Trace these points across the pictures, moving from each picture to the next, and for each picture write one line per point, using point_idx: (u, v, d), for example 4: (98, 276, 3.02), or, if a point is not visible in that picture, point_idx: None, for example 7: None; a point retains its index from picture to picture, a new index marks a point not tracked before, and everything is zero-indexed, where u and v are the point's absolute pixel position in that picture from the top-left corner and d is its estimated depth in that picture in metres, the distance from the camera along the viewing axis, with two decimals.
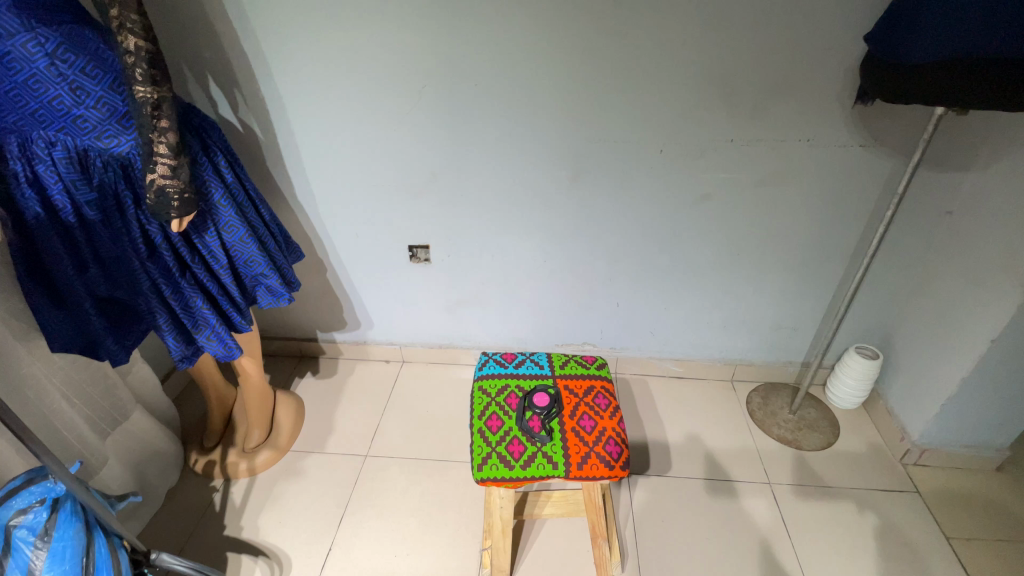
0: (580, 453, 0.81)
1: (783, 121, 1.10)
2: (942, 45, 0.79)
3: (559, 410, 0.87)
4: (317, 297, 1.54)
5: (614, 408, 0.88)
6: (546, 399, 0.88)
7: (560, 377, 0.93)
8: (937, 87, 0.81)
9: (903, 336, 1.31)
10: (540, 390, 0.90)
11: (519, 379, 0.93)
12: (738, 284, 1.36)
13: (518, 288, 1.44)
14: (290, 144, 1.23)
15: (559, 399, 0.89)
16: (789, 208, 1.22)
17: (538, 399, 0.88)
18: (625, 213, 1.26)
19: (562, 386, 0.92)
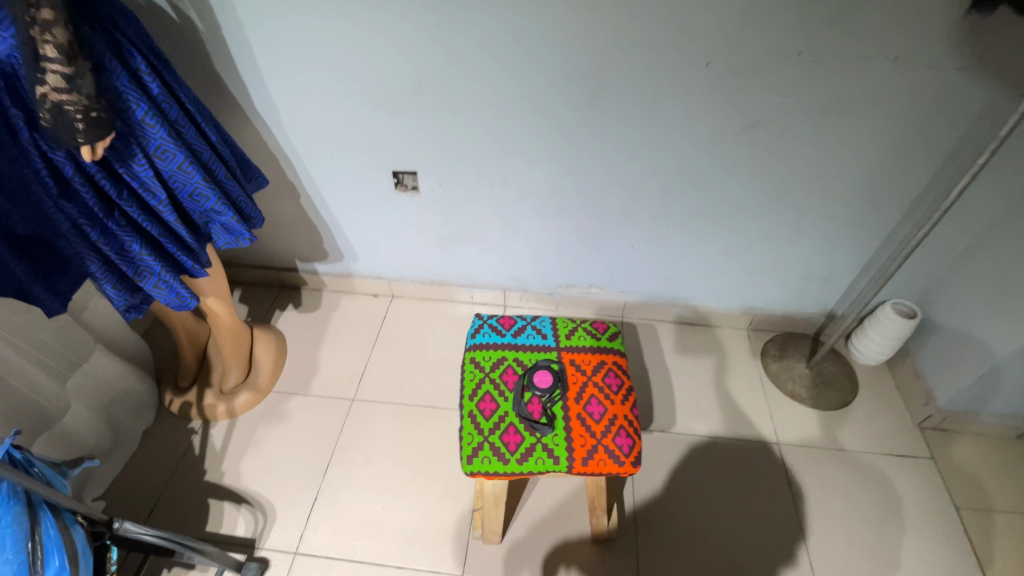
0: (585, 445, 0.71)
1: (869, 31, 0.85)
2: None
3: (566, 394, 0.75)
4: (293, 225, 1.36)
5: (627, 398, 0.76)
6: (549, 379, 0.75)
7: (567, 350, 0.80)
8: None
9: (948, 294, 1.17)
10: (542, 365, 0.77)
11: (517, 351, 0.80)
12: (772, 230, 1.19)
13: (520, 224, 1.26)
14: (240, 41, 0.99)
15: (565, 378, 0.76)
16: (852, 143, 1.01)
17: (539, 380, 0.75)
18: (653, 143, 1.05)
19: (571, 362, 0.79)
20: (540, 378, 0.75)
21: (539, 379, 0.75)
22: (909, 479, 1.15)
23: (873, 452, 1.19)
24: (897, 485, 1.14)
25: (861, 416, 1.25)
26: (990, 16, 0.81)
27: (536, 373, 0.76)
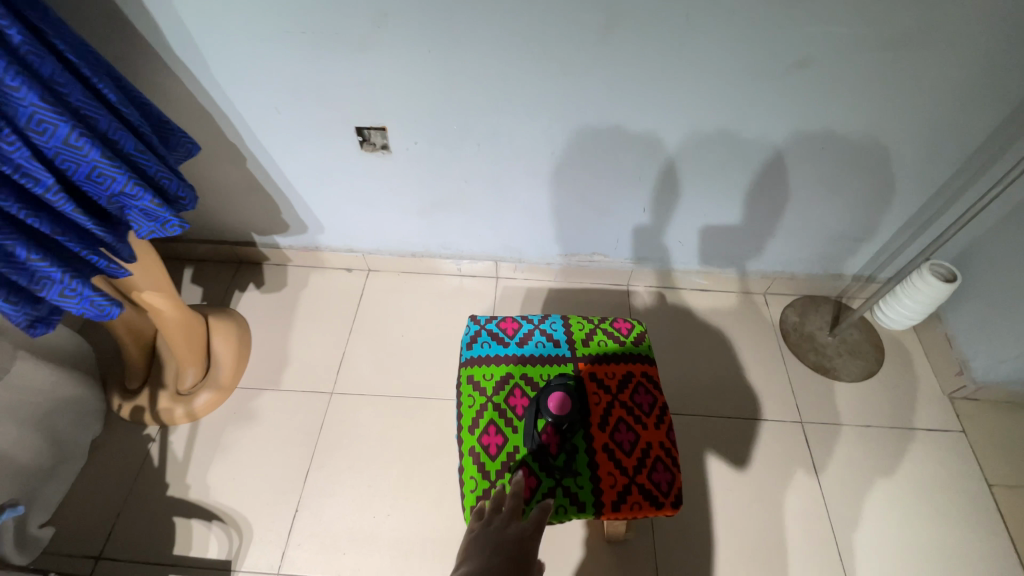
0: (619, 486, 0.58)
1: None
2: None
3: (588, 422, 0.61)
4: (244, 194, 1.15)
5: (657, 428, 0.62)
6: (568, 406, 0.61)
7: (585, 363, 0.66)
8: None
9: (995, 255, 1.05)
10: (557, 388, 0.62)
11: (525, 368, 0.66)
12: (805, 188, 1.03)
13: (514, 187, 1.07)
14: None
15: (585, 399, 0.63)
16: (915, 83, 0.83)
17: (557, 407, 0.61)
18: (677, 88, 0.86)
19: (593, 380, 0.64)
20: (556, 404, 0.61)
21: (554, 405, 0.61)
22: (938, 455, 1.08)
23: (900, 428, 1.11)
24: (927, 463, 1.07)
25: (887, 388, 1.16)
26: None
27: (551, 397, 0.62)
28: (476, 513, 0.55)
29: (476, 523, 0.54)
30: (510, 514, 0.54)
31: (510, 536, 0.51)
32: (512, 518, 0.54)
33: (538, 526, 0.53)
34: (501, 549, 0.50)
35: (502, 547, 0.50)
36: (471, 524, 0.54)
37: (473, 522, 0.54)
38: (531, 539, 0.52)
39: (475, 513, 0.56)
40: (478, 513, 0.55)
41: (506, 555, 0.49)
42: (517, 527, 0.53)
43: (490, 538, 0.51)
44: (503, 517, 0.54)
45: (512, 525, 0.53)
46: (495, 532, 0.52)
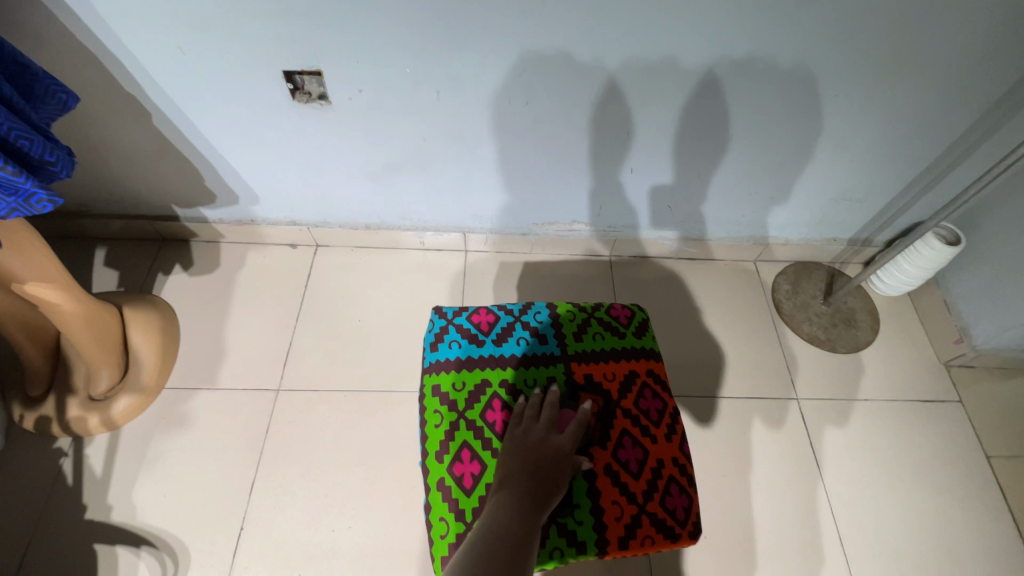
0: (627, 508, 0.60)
1: None
2: None
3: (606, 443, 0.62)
4: (155, 159, 0.95)
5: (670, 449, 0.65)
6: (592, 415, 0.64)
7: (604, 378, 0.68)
8: None
9: (1003, 215, 0.97)
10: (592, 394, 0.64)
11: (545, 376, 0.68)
12: (812, 144, 0.92)
13: (481, 146, 0.92)
14: None
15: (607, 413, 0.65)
16: (947, 19, 0.72)
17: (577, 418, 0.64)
18: (678, 24, 0.71)
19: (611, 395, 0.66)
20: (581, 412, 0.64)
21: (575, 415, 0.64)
22: (935, 428, 1.03)
23: (900, 401, 1.05)
24: (928, 437, 1.02)
25: (883, 359, 1.10)
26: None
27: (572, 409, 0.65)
28: (512, 428, 0.61)
29: (513, 437, 0.60)
30: (545, 429, 0.60)
31: (546, 452, 0.57)
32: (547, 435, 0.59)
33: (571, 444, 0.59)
34: (540, 463, 0.56)
35: (540, 462, 0.56)
36: (508, 440, 0.60)
37: (511, 437, 0.60)
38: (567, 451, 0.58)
39: (511, 428, 0.61)
40: (514, 429, 0.61)
41: (544, 468, 0.56)
42: (555, 441, 0.58)
43: (528, 453, 0.57)
44: (539, 434, 0.59)
45: (549, 440, 0.59)
46: (533, 449, 0.58)
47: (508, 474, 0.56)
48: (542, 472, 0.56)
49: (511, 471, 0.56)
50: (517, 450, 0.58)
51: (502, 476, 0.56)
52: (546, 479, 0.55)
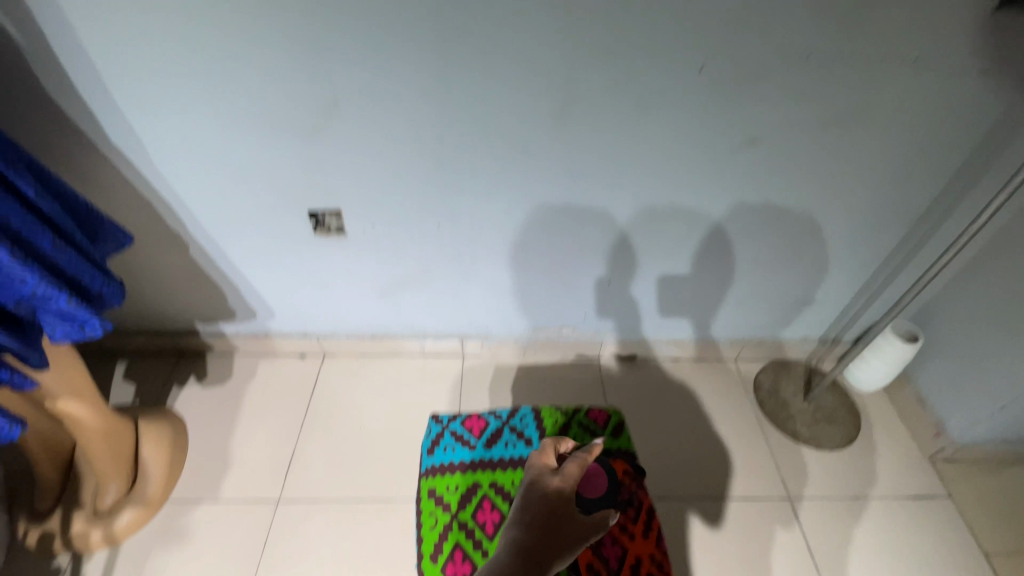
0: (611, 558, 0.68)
1: (884, 30, 0.72)
2: None
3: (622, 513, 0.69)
4: (185, 282, 1.07)
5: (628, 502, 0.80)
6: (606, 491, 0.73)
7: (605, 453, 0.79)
8: None
9: (950, 314, 1.07)
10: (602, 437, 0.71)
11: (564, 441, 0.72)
12: (767, 257, 1.05)
13: (476, 265, 1.04)
14: (72, 47, 0.72)
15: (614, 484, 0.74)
16: (856, 159, 0.88)
17: (589, 490, 0.72)
18: (635, 167, 0.87)
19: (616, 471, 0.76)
20: (596, 485, 0.73)
21: (584, 485, 0.73)
22: (930, 526, 1.03)
23: (892, 497, 1.07)
24: (925, 535, 1.02)
25: (868, 454, 1.13)
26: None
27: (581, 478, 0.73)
28: (561, 474, 0.61)
29: (566, 485, 0.59)
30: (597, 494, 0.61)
31: (598, 516, 0.58)
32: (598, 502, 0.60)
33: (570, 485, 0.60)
34: (587, 528, 0.56)
35: (587, 527, 0.56)
36: (557, 483, 0.59)
37: (562, 483, 0.59)
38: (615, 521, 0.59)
39: (560, 471, 0.61)
40: (566, 478, 0.60)
41: (592, 532, 0.56)
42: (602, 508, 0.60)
43: (579, 512, 0.57)
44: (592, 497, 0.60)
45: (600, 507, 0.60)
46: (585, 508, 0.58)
47: (556, 522, 0.55)
48: (585, 537, 0.56)
49: (561, 521, 0.55)
50: (567, 503, 0.58)
51: (545, 522, 0.55)
52: (587, 545, 0.55)
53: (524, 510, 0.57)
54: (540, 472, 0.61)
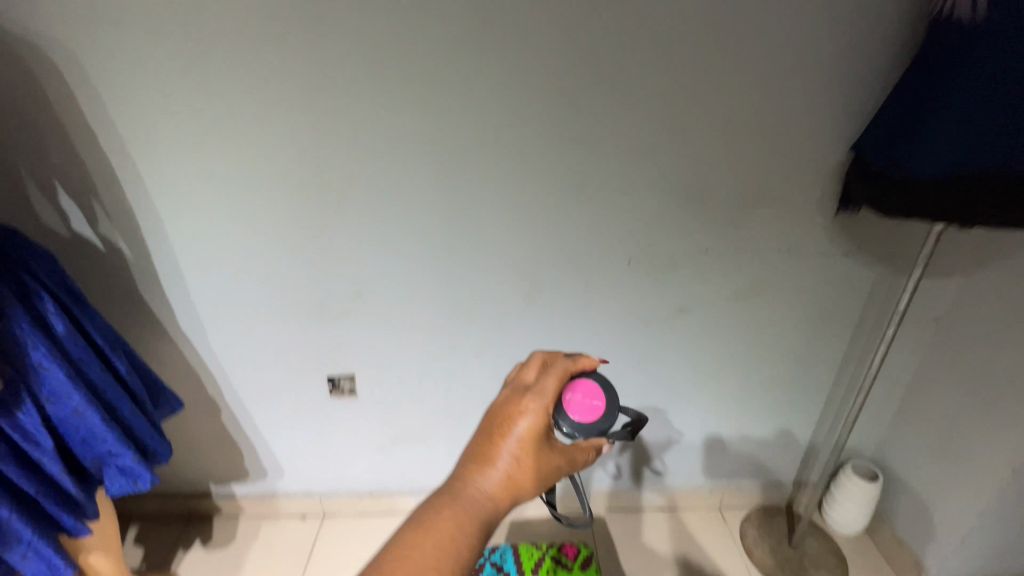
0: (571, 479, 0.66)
1: (760, 232, 0.99)
2: (953, 156, 0.71)
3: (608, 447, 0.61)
4: (210, 444, 1.21)
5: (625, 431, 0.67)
6: (599, 421, 0.59)
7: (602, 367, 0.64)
8: (963, 203, 0.73)
9: (899, 451, 1.18)
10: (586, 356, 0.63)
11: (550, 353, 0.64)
12: (722, 405, 1.20)
13: (469, 420, 1.19)
14: (166, 264, 0.98)
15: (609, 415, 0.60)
16: (772, 321, 1.09)
17: (579, 416, 0.59)
18: (594, 333, 1.08)
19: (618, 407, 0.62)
20: (585, 409, 0.60)
21: (570, 409, 0.59)
22: None
23: None
24: None
25: None
26: (860, 214, 0.97)
27: (565, 400, 0.60)
28: (510, 422, 0.55)
29: (511, 439, 0.54)
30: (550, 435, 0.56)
31: (545, 467, 0.54)
32: (548, 444, 0.55)
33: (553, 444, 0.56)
34: (528, 485, 0.54)
35: (529, 483, 0.54)
36: (500, 435, 0.54)
37: (506, 434, 0.54)
38: (565, 470, 0.56)
39: (509, 418, 0.55)
40: (516, 427, 0.54)
41: (533, 485, 0.54)
42: (552, 452, 0.55)
43: (523, 466, 0.53)
44: (541, 442, 0.55)
45: (552, 453, 0.55)
46: (530, 462, 0.54)
47: (491, 473, 0.53)
48: (523, 493, 0.54)
49: (497, 474, 0.53)
50: (510, 456, 0.54)
51: (480, 473, 0.53)
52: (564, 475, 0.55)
53: (462, 462, 0.55)
54: (488, 417, 0.57)
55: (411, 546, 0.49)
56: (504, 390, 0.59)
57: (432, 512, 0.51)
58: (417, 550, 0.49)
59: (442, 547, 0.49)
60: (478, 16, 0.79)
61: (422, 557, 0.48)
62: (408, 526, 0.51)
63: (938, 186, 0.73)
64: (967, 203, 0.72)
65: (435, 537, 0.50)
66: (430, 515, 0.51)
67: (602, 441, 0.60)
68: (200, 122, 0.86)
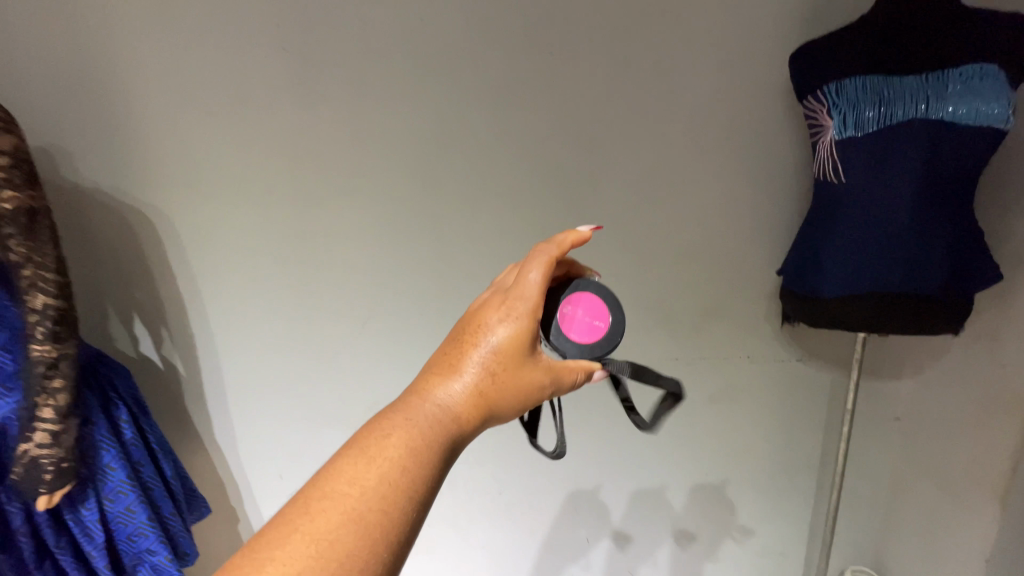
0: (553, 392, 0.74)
1: (721, 342, 1.15)
2: (858, 281, 0.87)
3: (596, 372, 0.65)
4: (218, 558, 1.25)
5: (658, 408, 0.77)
6: (598, 339, 0.67)
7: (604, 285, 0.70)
8: (874, 317, 0.88)
9: (892, 551, 1.26)
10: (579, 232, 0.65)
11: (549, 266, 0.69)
12: (714, 507, 1.31)
13: (473, 530, 1.26)
14: (215, 381, 1.12)
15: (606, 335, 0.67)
16: (746, 423, 1.23)
17: (577, 335, 0.67)
18: (586, 438, 1.21)
19: (619, 334, 0.67)
20: (584, 329, 0.67)
21: (569, 328, 0.67)
22: None
23: None
24: None
25: None
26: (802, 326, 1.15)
27: (563, 313, 0.67)
28: (486, 331, 0.59)
29: (484, 349, 0.58)
30: (528, 348, 0.59)
31: (520, 380, 0.58)
32: (526, 358, 0.59)
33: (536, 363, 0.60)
34: (502, 397, 0.58)
35: (501, 395, 0.58)
36: (473, 343, 0.59)
37: (481, 343, 0.58)
38: (545, 388, 0.60)
39: (485, 326, 0.59)
40: (492, 335, 0.58)
41: (506, 397, 0.58)
42: (530, 367, 0.59)
43: (496, 378, 0.57)
44: (517, 353, 0.58)
45: (533, 369, 0.59)
46: (504, 376, 0.58)
47: (465, 381, 0.57)
48: (498, 406, 0.58)
49: (470, 381, 0.57)
50: (483, 366, 0.58)
51: (453, 380, 0.57)
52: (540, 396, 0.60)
53: (437, 367, 0.59)
54: (464, 326, 0.61)
55: (381, 436, 0.52)
56: (487, 300, 0.64)
57: (404, 410, 0.55)
58: (381, 446, 0.51)
59: (411, 441, 0.52)
60: (486, 183, 1.02)
61: (390, 448, 0.51)
62: (379, 418, 0.55)
63: (850, 305, 0.89)
64: (885, 317, 0.87)
65: (405, 431, 0.52)
66: (402, 412, 0.55)
67: (590, 364, 0.64)
68: (258, 260, 1.04)
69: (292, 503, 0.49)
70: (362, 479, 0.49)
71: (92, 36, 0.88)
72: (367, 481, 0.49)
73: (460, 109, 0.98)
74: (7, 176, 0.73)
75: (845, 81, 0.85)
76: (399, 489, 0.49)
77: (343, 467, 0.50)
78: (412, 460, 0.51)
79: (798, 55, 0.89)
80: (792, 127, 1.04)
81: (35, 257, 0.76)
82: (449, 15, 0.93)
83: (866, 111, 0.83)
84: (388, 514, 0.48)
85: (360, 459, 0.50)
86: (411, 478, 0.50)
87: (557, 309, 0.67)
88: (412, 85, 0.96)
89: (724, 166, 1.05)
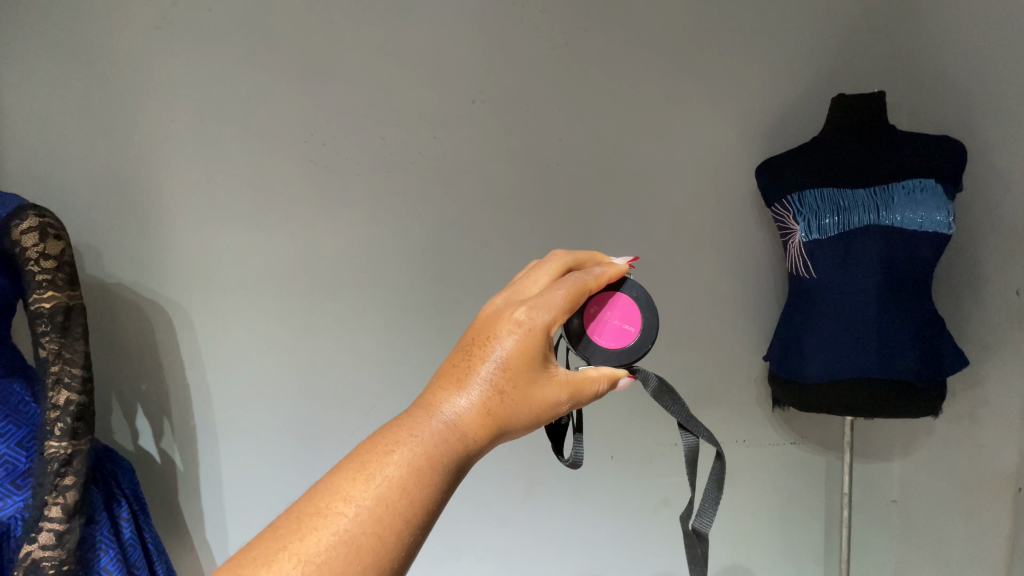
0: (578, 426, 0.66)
1: (717, 426, 1.19)
2: (837, 364, 0.94)
3: (623, 380, 0.59)
4: None
5: (709, 482, 0.65)
6: (628, 344, 0.63)
7: (636, 285, 0.67)
8: (852, 397, 0.94)
9: None
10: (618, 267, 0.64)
11: (574, 257, 0.63)
12: None
13: None
14: (210, 471, 1.07)
15: (634, 343, 0.63)
16: (749, 509, 1.23)
17: (606, 340, 0.63)
18: (588, 526, 1.20)
19: (651, 340, 0.64)
20: (610, 331, 0.64)
21: (595, 331, 0.63)
22: None
23: None
24: None
25: None
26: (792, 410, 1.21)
27: (592, 313, 0.64)
28: (496, 338, 0.52)
29: (493, 360, 0.51)
30: (542, 360, 0.53)
31: (533, 398, 0.52)
32: (539, 374, 0.53)
33: (555, 378, 0.53)
34: (513, 415, 0.51)
35: (513, 414, 0.51)
36: (483, 353, 0.52)
37: (491, 353, 0.51)
38: (561, 406, 0.53)
39: (496, 332, 0.52)
40: (502, 344, 0.51)
41: (518, 416, 0.51)
42: (545, 383, 0.53)
43: (506, 394, 0.51)
44: (530, 367, 0.52)
45: (547, 386, 0.53)
46: (515, 393, 0.51)
47: (472, 397, 0.50)
48: (507, 426, 0.51)
49: (477, 397, 0.50)
50: (492, 381, 0.51)
51: (459, 395, 0.50)
52: (557, 413, 0.54)
53: (444, 378, 0.52)
54: (474, 331, 0.54)
55: (377, 456, 0.46)
56: (502, 300, 0.56)
57: (404, 426, 0.48)
58: (380, 463, 0.45)
59: (409, 464, 0.45)
60: (493, 277, 1.10)
61: (386, 470, 0.45)
62: (377, 434, 0.48)
63: (833, 387, 0.95)
64: (865, 399, 0.93)
65: (404, 452, 0.46)
66: (401, 429, 0.48)
67: (615, 373, 0.58)
68: (272, 346, 1.06)
69: (279, 522, 0.43)
70: (353, 505, 0.42)
71: (137, 152, 0.98)
72: (359, 507, 0.42)
73: (468, 213, 1.08)
74: (52, 279, 0.79)
75: (805, 192, 0.97)
76: (394, 514, 0.43)
77: (333, 488, 0.44)
78: (409, 487, 0.44)
79: (764, 167, 1.01)
80: (762, 229, 1.18)
81: (66, 354, 0.79)
82: (458, 135, 1.06)
83: (826, 217, 0.95)
84: (379, 548, 0.41)
85: (353, 480, 0.44)
86: (406, 506, 0.43)
87: (585, 309, 0.64)
88: (426, 194, 1.07)
89: (706, 262, 1.16)
